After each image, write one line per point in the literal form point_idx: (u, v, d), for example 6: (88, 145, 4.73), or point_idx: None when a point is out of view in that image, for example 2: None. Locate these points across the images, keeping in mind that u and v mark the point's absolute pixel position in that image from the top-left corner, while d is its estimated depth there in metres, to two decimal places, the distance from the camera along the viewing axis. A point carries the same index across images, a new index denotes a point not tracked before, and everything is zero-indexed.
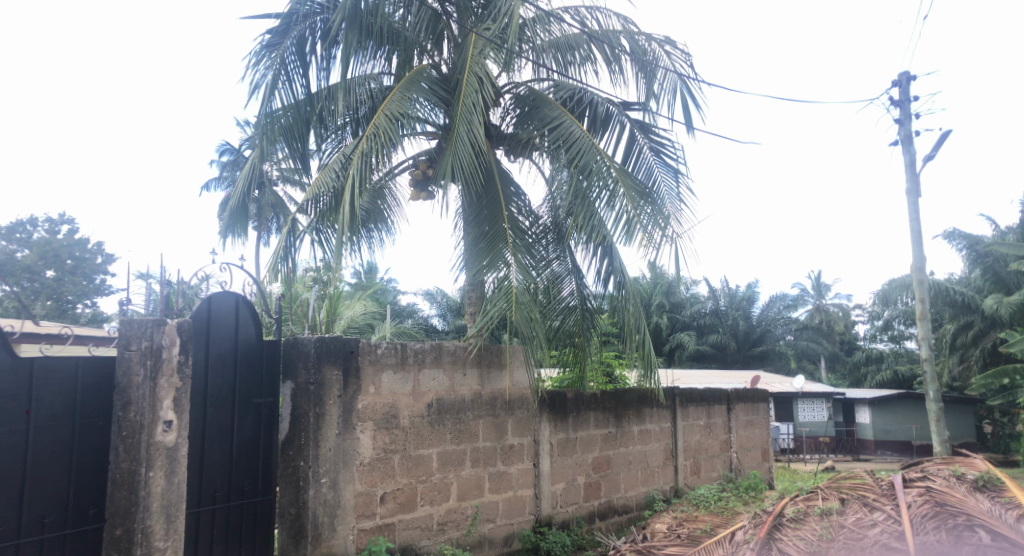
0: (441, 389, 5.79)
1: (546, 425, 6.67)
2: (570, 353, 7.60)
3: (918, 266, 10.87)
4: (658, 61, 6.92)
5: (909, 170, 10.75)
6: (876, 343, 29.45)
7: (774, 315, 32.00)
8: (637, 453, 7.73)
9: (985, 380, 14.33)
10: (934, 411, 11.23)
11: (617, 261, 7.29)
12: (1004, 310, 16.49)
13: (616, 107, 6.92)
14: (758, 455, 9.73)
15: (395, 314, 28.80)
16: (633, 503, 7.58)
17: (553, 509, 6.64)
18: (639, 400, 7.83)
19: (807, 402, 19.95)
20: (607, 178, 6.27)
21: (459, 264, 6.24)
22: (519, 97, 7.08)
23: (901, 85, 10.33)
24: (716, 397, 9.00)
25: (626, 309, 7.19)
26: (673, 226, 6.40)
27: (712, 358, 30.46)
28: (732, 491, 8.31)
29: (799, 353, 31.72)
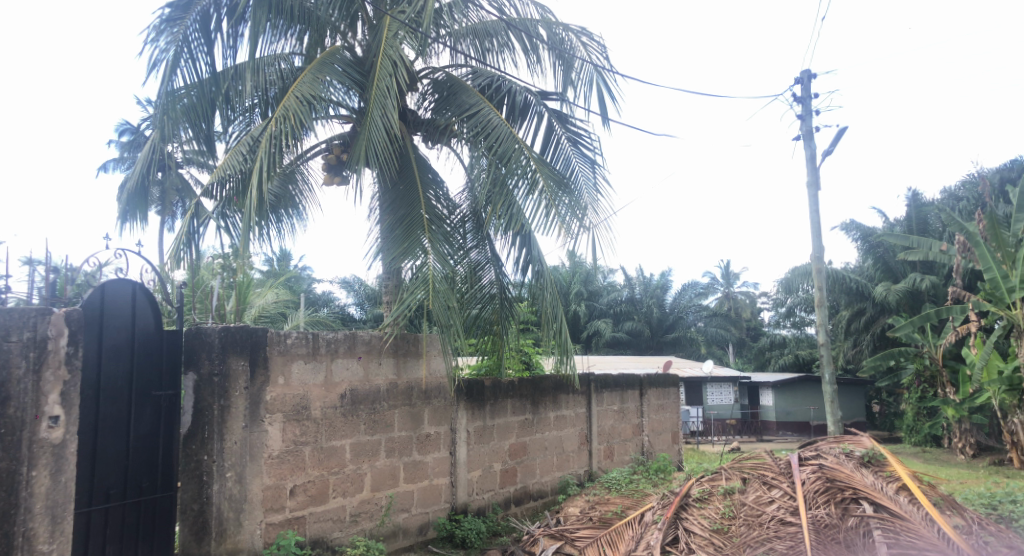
0: (355, 379, 5.69)
1: (463, 413, 6.65)
2: (488, 341, 7.65)
3: (816, 256, 11.46)
4: (575, 51, 6.98)
5: (809, 164, 11.30)
6: (780, 329, 30.92)
7: (686, 303, 33.11)
8: (553, 438, 7.85)
9: (876, 363, 15.17)
10: (830, 393, 11.88)
11: (536, 251, 7.35)
12: (892, 297, 17.66)
13: (535, 97, 6.85)
14: (668, 439, 10.04)
15: (310, 302, 28.15)
16: (548, 488, 7.69)
17: (469, 497, 6.66)
18: (556, 387, 7.94)
19: (715, 386, 20.80)
20: (526, 168, 6.32)
21: (375, 251, 6.13)
22: (437, 83, 7.00)
23: (802, 83, 10.82)
24: (629, 383, 9.24)
25: (544, 297, 7.27)
26: (591, 217, 6.48)
27: (627, 344, 31.28)
28: (643, 473, 8.51)
29: (708, 339, 32.93)
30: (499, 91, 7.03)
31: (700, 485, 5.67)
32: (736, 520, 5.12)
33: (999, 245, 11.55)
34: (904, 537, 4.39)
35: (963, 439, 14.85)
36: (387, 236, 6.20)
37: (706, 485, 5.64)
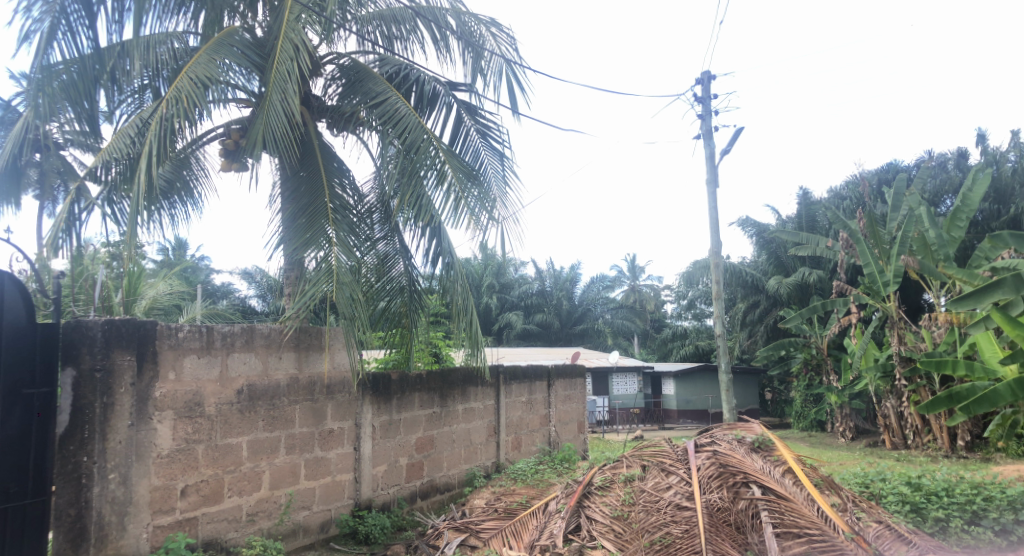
0: (253, 374, 5.48)
1: (368, 407, 6.54)
2: (397, 334, 7.55)
3: (714, 250, 11.96)
4: (484, 42, 6.98)
5: (708, 163, 11.77)
6: (682, 321, 32.07)
7: (593, 296, 33.85)
8: (461, 431, 7.85)
9: (768, 352, 15.96)
10: (726, 382, 12.42)
11: (446, 243, 7.32)
12: (783, 290, 18.68)
13: (443, 87, 6.81)
14: (574, 428, 10.23)
15: (208, 294, 26.85)
16: (455, 480, 7.67)
17: (373, 492, 6.55)
18: (465, 379, 7.94)
19: (621, 376, 21.35)
20: (434, 160, 6.27)
21: (276, 241, 5.93)
22: (342, 69, 6.81)
23: (703, 83, 11.23)
24: (537, 374, 9.34)
25: (454, 290, 7.25)
26: (500, 211, 6.52)
27: (537, 336, 31.68)
28: (549, 462, 8.62)
29: (615, 331, 33.73)
30: (406, 80, 6.92)
31: (602, 473, 5.83)
32: (635, 505, 5.28)
33: (877, 242, 12.45)
34: (789, 516, 4.66)
35: (843, 423, 15.86)
36: (290, 225, 6.00)
37: (608, 473, 5.80)
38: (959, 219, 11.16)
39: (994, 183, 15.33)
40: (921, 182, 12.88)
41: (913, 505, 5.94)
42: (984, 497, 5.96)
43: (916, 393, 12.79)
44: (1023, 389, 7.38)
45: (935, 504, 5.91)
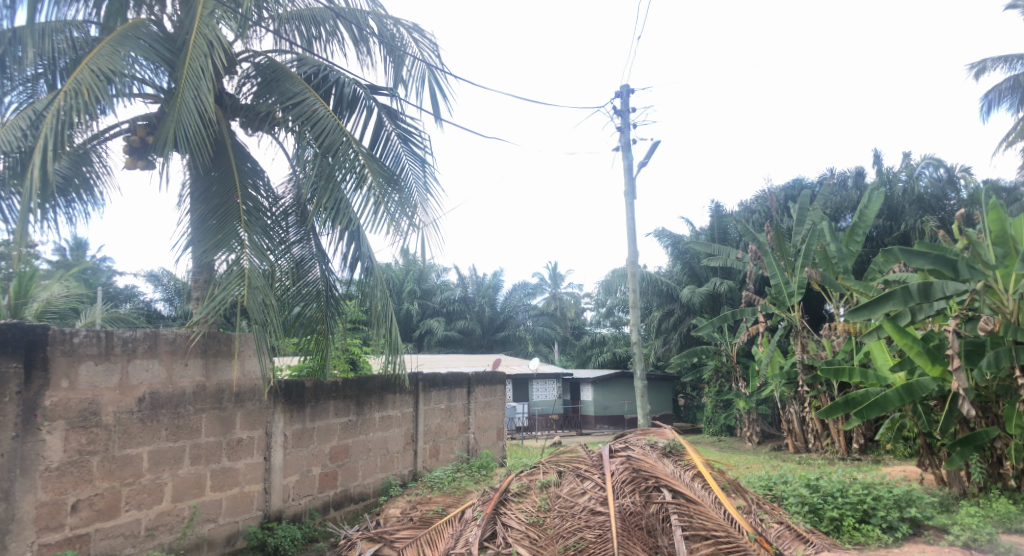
0: (156, 382, 5.23)
1: (280, 416, 6.34)
2: (312, 340, 7.37)
3: (631, 260, 12.25)
4: (406, 48, 6.94)
5: (626, 174, 12.06)
6: (601, 328, 32.68)
7: (515, 303, 34.07)
8: (377, 440, 7.71)
9: (682, 359, 16.45)
10: (641, 388, 12.71)
11: (365, 248, 7.21)
12: (696, 299, 19.32)
13: (364, 90, 6.71)
14: (493, 435, 10.20)
15: (109, 297, 25.42)
16: (370, 490, 7.52)
17: (284, 503, 6.34)
18: (382, 386, 7.83)
19: (541, 383, 21.46)
20: (353, 162, 6.17)
21: (184, 242, 5.69)
22: (257, 67, 6.59)
23: (622, 96, 11.51)
24: (457, 381, 9.29)
25: (373, 296, 7.15)
26: (420, 216, 6.49)
27: (459, 343, 31.57)
28: (466, 470, 8.56)
29: (536, 337, 33.94)
30: (326, 81, 6.78)
31: (518, 480, 5.87)
32: (551, 511, 5.35)
33: (783, 254, 13.09)
34: (697, 519, 4.84)
35: (750, 428, 16.52)
36: (199, 226, 5.76)
37: (524, 480, 5.85)
38: (856, 235, 11.86)
39: (887, 201, 16.37)
40: (823, 198, 13.62)
41: (811, 505, 6.28)
42: (874, 495, 6.30)
43: (816, 398, 13.48)
44: (910, 395, 7.91)
45: (832, 504, 6.25)
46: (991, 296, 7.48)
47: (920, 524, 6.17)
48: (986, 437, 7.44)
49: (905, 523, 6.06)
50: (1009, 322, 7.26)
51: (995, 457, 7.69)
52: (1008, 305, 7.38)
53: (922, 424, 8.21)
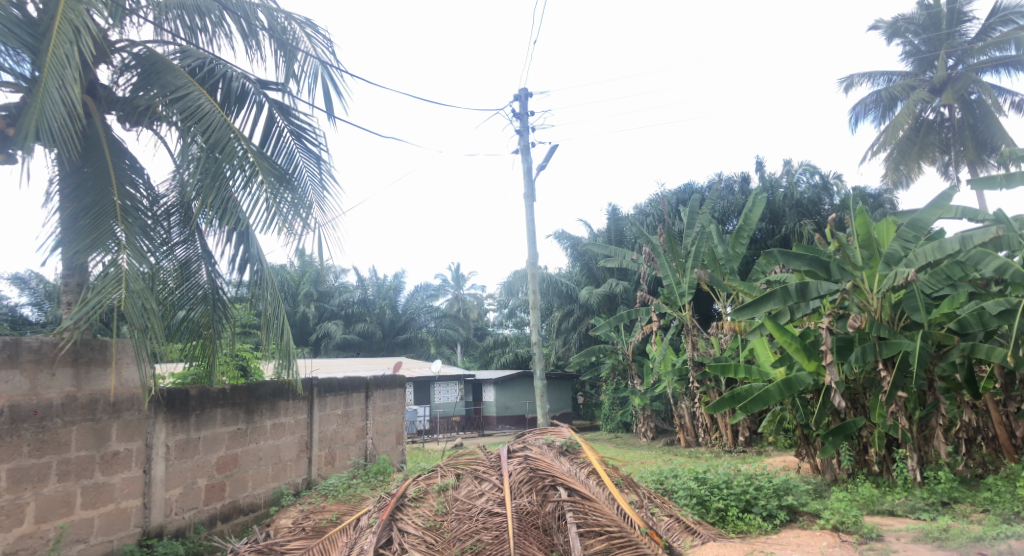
0: (17, 394, 4.86)
1: (162, 426, 5.97)
2: (197, 347, 6.96)
3: (531, 261, 12.36)
4: (298, 43, 6.73)
5: (525, 177, 12.18)
6: (504, 329, 32.88)
7: (417, 304, 33.74)
8: (268, 448, 7.39)
9: (581, 358, 16.76)
10: (540, 387, 12.82)
11: (255, 248, 6.92)
12: (594, 300, 19.79)
13: (253, 84, 6.45)
14: (392, 440, 9.95)
15: None
16: (261, 500, 7.19)
17: (166, 519, 5.95)
18: (274, 393, 7.52)
19: (443, 384, 21.11)
20: (242, 159, 5.91)
21: (51, 242, 5.25)
22: (135, 57, 6.11)
23: (521, 100, 11.62)
24: (354, 386, 9.04)
25: (264, 298, 6.85)
26: (315, 216, 6.34)
27: (358, 346, 30.81)
28: (362, 476, 8.32)
29: (438, 340, 33.21)
30: (211, 74, 6.40)
31: (415, 484, 5.78)
32: (448, 515, 5.30)
33: (674, 256, 13.64)
34: (591, 515, 4.93)
35: (645, 424, 17.05)
36: (69, 225, 5.34)
37: (422, 484, 5.76)
38: (742, 237, 12.48)
39: (770, 205, 17.37)
40: (711, 202, 14.26)
41: (699, 497, 6.55)
42: (756, 485, 6.63)
43: (706, 393, 14.08)
44: (788, 389, 8.38)
45: (718, 495, 6.54)
46: (859, 296, 8.02)
47: (797, 510, 6.56)
48: (854, 426, 8.00)
49: (783, 510, 6.43)
50: (873, 319, 7.85)
51: (862, 444, 8.30)
52: (872, 304, 7.95)
53: (800, 416, 8.73)
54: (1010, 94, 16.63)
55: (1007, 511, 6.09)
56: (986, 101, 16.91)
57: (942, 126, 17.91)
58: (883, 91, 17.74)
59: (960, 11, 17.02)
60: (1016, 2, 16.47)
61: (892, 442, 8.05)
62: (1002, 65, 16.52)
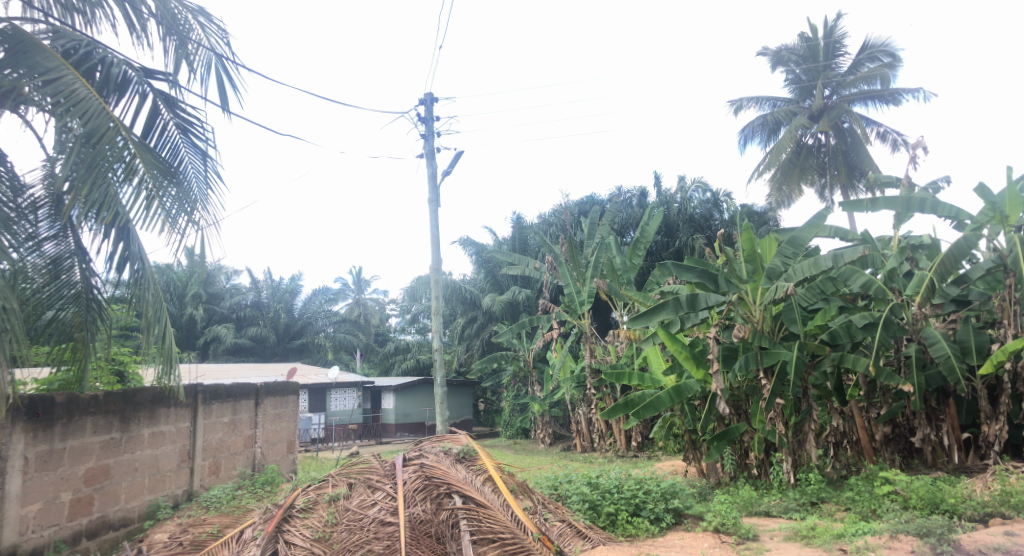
0: None
1: (20, 437, 5.54)
2: (68, 350, 6.47)
3: (433, 267, 12.28)
4: (189, 32, 6.39)
5: (430, 182, 12.10)
6: (406, 335, 32.48)
7: (315, 308, 32.74)
8: (146, 458, 6.96)
9: (482, 365, 16.76)
10: (439, 394, 12.70)
11: (136, 246, 6.49)
12: (497, 307, 19.88)
13: (136, 72, 6.08)
14: (284, 449, 9.52)
15: None
16: (134, 514, 6.75)
17: (21, 537, 5.49)
18: (154, 400, 7.10)
19: (339, 391, 20.53)
20: (121, 151, 5.56)
21: None
22: (0, 33, 5.60)
23: (426, 104, 11.54)
24: (242, 393, 8.64)
25: (144, 299, 6.44)
26: (200, 213, 6.07)
27: (249, 351, 29.49)
28: (249, 487, 7.96)
29: (335, 345, 32.35)
30: (88, 59, 6.00)
31: (305, 494, 5.61)
32: (338, 526, 5.17)
33: (575, 265, 13.91)
34: (485, 522, 4.92)
35: (543, 430, 17.22)
36: None
37: (312, 494, 5.62)
38: (639, 249, 12.85)
39: (665, 219, 18.05)
40: (611, 214, 14.64)
41: (591, 502, 6.68)
42: (644, 490, 6.85)
43: (602, 400, 14.42)
44: (678, 396, 8.72)
45: (608, 500, 6.70)
46: (743, 307, 8.49)
47: (681, 513, 6.83)
48: (736, 431, 8.42)
49: (669, 513, 6.69)
50: (755, 330, 8.28)
51: (743, 449, 8.76)
52: (755, 315, 8.43)
53: (688, 422, 9.10)
54: (877, 125, 18.07)
55: (865, 509, 6.58)
56: (857, 130, 18.40)
57: (820, 151, 19.18)
58: (769, 115, 18.83)
59: (835, 46, 18.39)
60: (882, 41, 17.97)
61: (770, 446, 8.54)
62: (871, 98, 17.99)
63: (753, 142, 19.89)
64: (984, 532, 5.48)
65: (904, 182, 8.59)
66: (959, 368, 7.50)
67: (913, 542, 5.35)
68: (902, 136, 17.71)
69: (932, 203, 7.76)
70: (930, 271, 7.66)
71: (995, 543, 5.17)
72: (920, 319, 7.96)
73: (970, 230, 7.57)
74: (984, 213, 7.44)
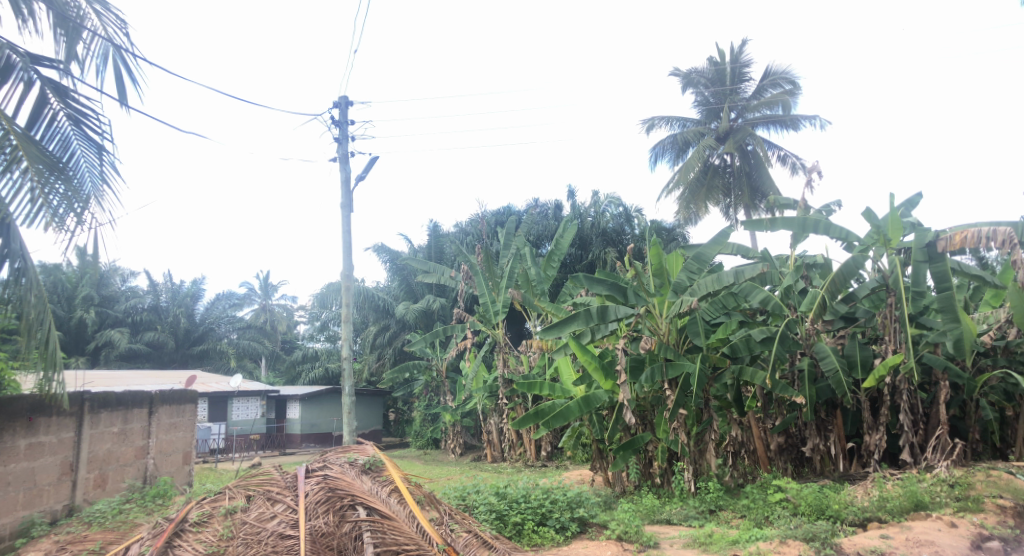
0: None
1: None
2: None
3: (346, 273, 12.02)
4: (84, 20, 6.02)
5: (343, 186, 11.86)
6: (315, 342, 31.63)
7: (218, 314, 31.37)
8: (21, 471, 6.49)
9: (393, 375, 16.45)
10: (347, 404, 12.38)
11: (17, 244, 5.88)
12: (410, 316, 19.66)
13: (21, 58, 5.68)
14: (179, 460, 9.00)
15: None
16: (5, 532, 6.25)
17: None
18: (32, 409, 6.61)
19: (242, 400, 19.73)
20: (2, 140, 5.16)
21: None
22: None
23: (340, 107, 11.32)
24: (134, 401, 8.14)
25: (25, 301, 5.93)
26: (90, 211, 5.76)
27: (145, 357, 27.88)
28: (138, 501, 7.48)
29: (239, 353, 31.10)
30: None
31: (199, 507, 5.32)
32: (234, 540, 4.95)
33: (491, 275, 13.91)
34: (390, 534, 4.83)
35: (454, 440, 17.10)
36: None
37: (206, 507, 5.31)
38: (553, 261, 13.01)
39: (579, 232, 18.41)
40: (526, 225, 14.77)
41: (498, 512, 6.66)
42: (551, 499, 6.90)
43: (513, 410, 14.48)
44: (587, 406, 8.85)
45: (515, 509, 6.70)
46: (650, 319, 8.72)
47: (586, 522, 6.93)
48: (641, 441, 8.64)
49: (574, 522, 6.78)
50: (661, 342, 8.52)
51: (647, 458, 9.01)
52: (661, 327, 8.67)
53: (596, 431, 9.26)
54: (778, 149, 19.06)
55: (758, 515, 6.87)
56: (759, 152, 19.35)
57: (725, 171, 20.02)
58: (679, 135, 19.53)
59: (741, 70, 19.50)
60: (783, 69, 19.02)
61: (673, 455, 8.82)
62: (772, 123, 18.98)
63: (663, 160, 20.57)
64: (862, 536, 5.85)
65: (801, 204, 9.09)
66: (845, 381, 7.95)
67: (801, 546, 5.62)
68: (800, 161, 18.76)
69: (824, 224, 8.24)
70: (822, 289, 8.10)
71: (872, 546, 5.54)
72: (813, 335, 8.39)
73: (858, 251, 8.07)
74: (870, 235, 7.94)
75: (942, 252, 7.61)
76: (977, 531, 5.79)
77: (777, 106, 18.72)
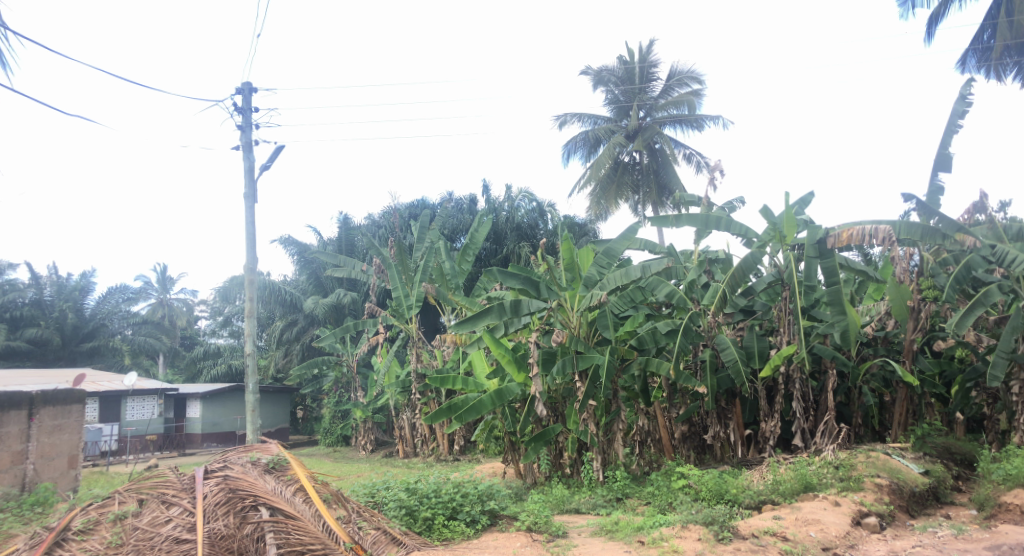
0: None
1: None
2: None
3: (250, 266, 11.57)
4: None
5: (247, 176, 11.40)
6: (217, 338, 30.31)
7: (110, 309, 29.53)
8: None
9: (301, 371, 15.90)
10: (251, 401, 11.93)
11: None
12: (319, 310, 19.13)
13: None
14: (63, 465, 8.33)
15: None
16: None
17: None
18: None
19: (136, 400, 18.68)
20: None
21: None
22: None
23: (243, 93, 10.86)
24: (10, 402, 7.57)
25: None
26: None
27: (27, 355, 25.90)
28: (13, 510, 6.93)
29: (134, 350, 29.39)
30: None
31: (86, 513, 4.97)
32: (124, 548, 4.67)
33: (404, 269, 13.68)
34: (294, 534, 4.70)
35: (366, 436, 16.82)
36: None
37: (93, 513, 4.94)
38: (467, 255, 12.97)
39: (494, 226, 18.44)
40: (439, 218, 14.65)
41: (408, 508, 6.55)
42: (462, 493, 6.88)
43: (426, 405, 14.38)
44: (499, 399, 8.87)
45: (426, 505, 6.61)
46: (562, 313, 8.78)
47: (497, 514, 6.98)
48: (552, 433, 8.75)
49: (484, 515, 6.79)
50: (572, 335, 8.62)
51: (558, 448, 9.15)
52: (572, 321, 8.75)
53: (508, 424, 9.30)
54: (684, 147, 19.67)
55: (662, 502, 7.10)
56: (667, 150, 19.93)
57: (635, 168, 20.50)
58: (591, 131, 19.82)
59: (648, 70, 19.82)
60: (688, 69, 19.65)
61: (582, 446, 9.00)
62: (679, 122, 19.58)
63: (576, 156, 20.87)
64: (757, 518, 6.15)
65: (704, 202, 9.42)
66: (744, 371, 8.28)
67: (700, 530, 5.83)
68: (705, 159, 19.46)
69: (726, 221, 8.57)
70: (723, 283, 8.42)
71: (765, 527, 5.85)
72: (714, 327, 8.68)
73: (756, 247, 8.45)
74: (767, 232, 8.34)
75: (831, 249, 8.05)
76: (857, 508, 6.23)
77: (683, 106, 19.30)
